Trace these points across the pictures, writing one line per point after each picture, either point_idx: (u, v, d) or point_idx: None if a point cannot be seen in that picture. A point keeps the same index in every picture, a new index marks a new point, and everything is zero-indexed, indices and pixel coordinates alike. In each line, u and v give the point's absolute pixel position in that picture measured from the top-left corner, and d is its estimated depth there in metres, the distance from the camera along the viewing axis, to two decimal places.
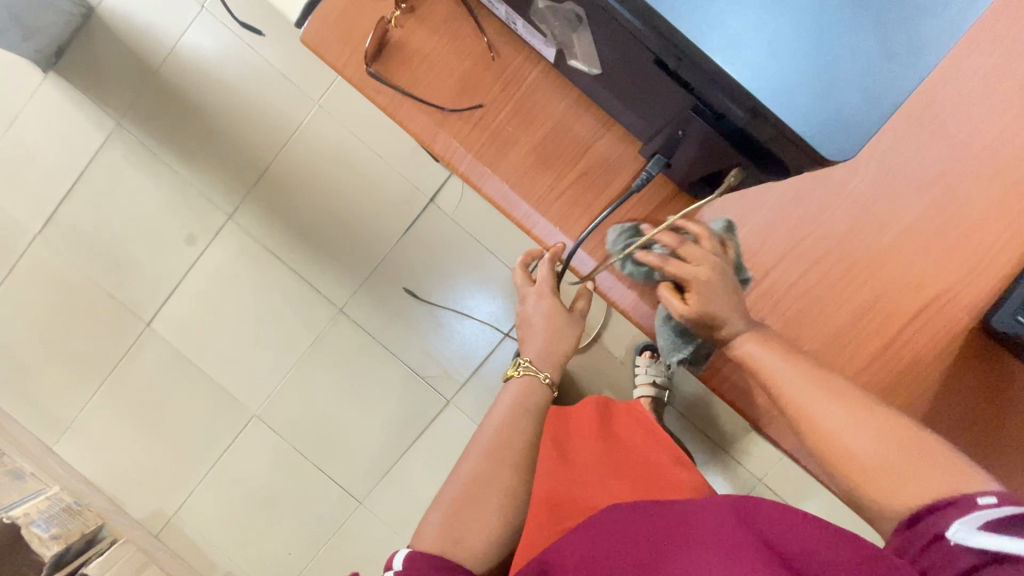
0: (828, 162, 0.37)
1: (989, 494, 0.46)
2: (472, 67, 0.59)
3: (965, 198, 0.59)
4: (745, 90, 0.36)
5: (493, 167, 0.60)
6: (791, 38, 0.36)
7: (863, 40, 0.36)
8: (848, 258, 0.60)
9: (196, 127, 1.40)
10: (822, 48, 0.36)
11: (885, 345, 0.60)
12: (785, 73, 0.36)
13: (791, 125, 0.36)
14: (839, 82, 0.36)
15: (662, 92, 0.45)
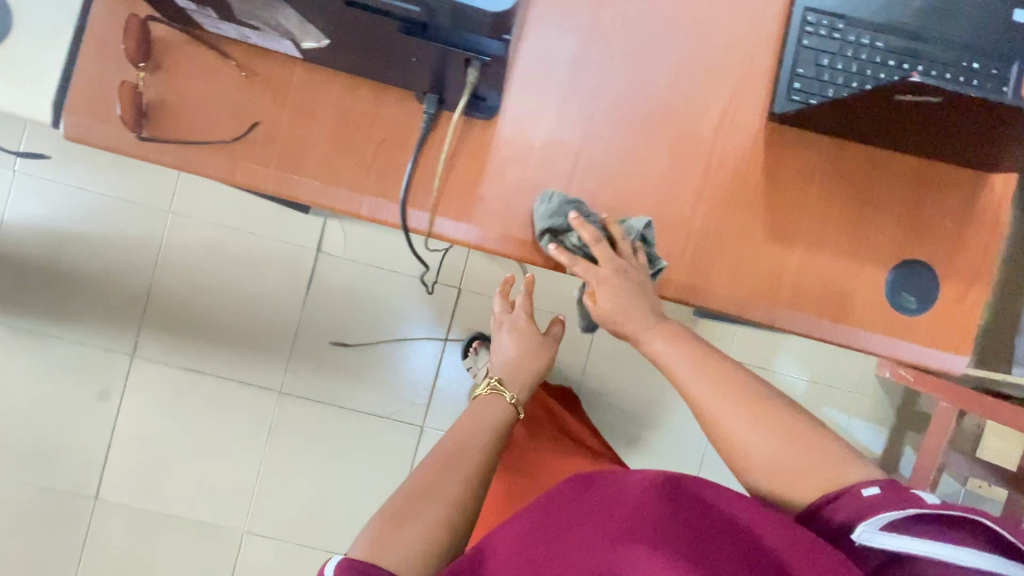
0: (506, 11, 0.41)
1: (874, 486, 0.59)
2: (234, 91, 0.61)
3: (705, 27, 0.66)
4: None
5: (299, 174, 0.62)
6: None
7: None
8: (636, 116, 0.65)
9: (60, 286, 1.34)
10: None
11: (706, 172, 0.65)
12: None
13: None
14: None
15: (371, 28, 0.47)
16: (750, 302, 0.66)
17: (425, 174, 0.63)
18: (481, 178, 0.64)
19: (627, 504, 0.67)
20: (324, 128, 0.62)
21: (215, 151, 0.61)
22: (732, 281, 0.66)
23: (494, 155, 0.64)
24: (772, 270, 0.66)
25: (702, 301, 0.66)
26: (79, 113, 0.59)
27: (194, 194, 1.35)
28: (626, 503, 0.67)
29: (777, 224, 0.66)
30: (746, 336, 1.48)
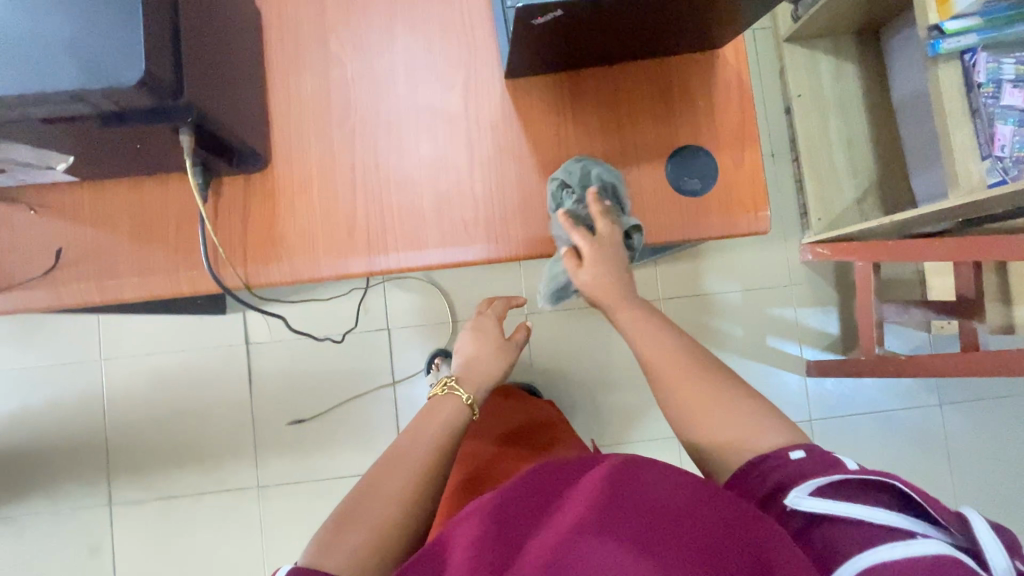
0: (141, 83, 0.46)
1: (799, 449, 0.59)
2: (37, 229, 0.68)
3: (420, 22, 0.73)
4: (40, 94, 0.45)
5: (115, 278, 0.68)
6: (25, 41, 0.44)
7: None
8: (389, 119, 0.71)
9: (24, 464, 1.40)
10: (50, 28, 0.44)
11: (467, 143, 0.72)
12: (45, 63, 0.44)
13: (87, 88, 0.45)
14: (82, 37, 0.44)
15: (73, 135, 0.53)
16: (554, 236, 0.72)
17: (222, 235, 0.69)
18: (273, 220, 0.70)
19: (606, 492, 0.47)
20: (124, 230, 0.69)
21: (36, 284, 0.68)
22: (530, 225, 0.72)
23: (278, 196, 0.70)
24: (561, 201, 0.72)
25: (509, 250, 0.72)
26: None
27: (114, 334, 1.41)
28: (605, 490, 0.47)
29: (551, 160, 0.72)
30: (666, 270, 1.52)
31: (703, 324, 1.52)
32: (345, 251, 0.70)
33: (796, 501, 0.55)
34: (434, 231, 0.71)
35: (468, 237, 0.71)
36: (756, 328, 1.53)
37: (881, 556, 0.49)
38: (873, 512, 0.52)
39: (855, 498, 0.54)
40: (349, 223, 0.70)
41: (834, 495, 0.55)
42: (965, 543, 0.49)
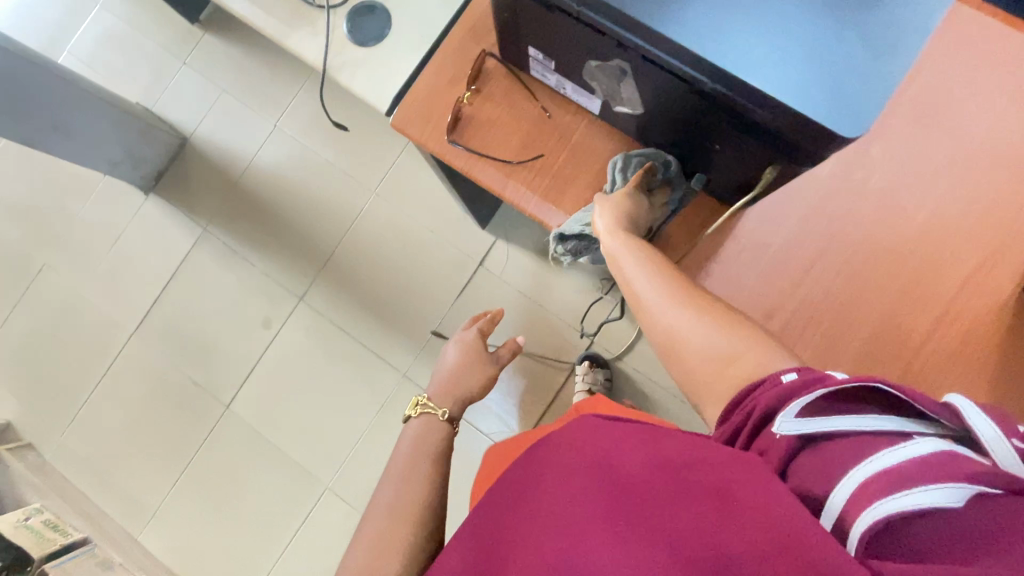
0: (844, 142, 0.46)
1: (790, 371, 0.50)
2: (533, 127, 0.72)
3: (972, 186, 0.66)
4: (768, 94, 0.46)
5: (555, 205, 0.72)
6: (792, 50, 0.45)
7: (852, 40, 0.45)
8: (873, 247, 0.67)
9: (270, 224, 1.59)
10: (815, 56, 0.45)
11: (929, 323, 0.65)
12: (792, 76, 0.45)
13: (807, 116, 0.45)
14: (840, 75, 0.45)
15: (696, 115, 0.55)
16: (715, 334, 0.58)
17: None
18: (712, 253, 0.69)
19: (552, 506, 0.51)
20: (591, 177, 0.71)
21: (497, 165, 0.72)
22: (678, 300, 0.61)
23: (733, 243, 0.69)
24: (739, 317, 0.59)
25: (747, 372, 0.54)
26: (420, 112, 0.74)
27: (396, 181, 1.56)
28: (552, 505, 0.51)
29: (1003, 392, 0.63)
30: None
31: None
32: (751, 325, 0.67)
33: (788, 427, 0.45)
34: (846, 366, 0.66)
35: (671, 296, 0.62)
36: None
37: (876, 466, 0.40)
38: (864, 426, 0.43)
39: (844, 410, 0.45)
40: (772, 306, 0.67)
41: (814, 409, 0.46)
42: (958, 430, 0.40)
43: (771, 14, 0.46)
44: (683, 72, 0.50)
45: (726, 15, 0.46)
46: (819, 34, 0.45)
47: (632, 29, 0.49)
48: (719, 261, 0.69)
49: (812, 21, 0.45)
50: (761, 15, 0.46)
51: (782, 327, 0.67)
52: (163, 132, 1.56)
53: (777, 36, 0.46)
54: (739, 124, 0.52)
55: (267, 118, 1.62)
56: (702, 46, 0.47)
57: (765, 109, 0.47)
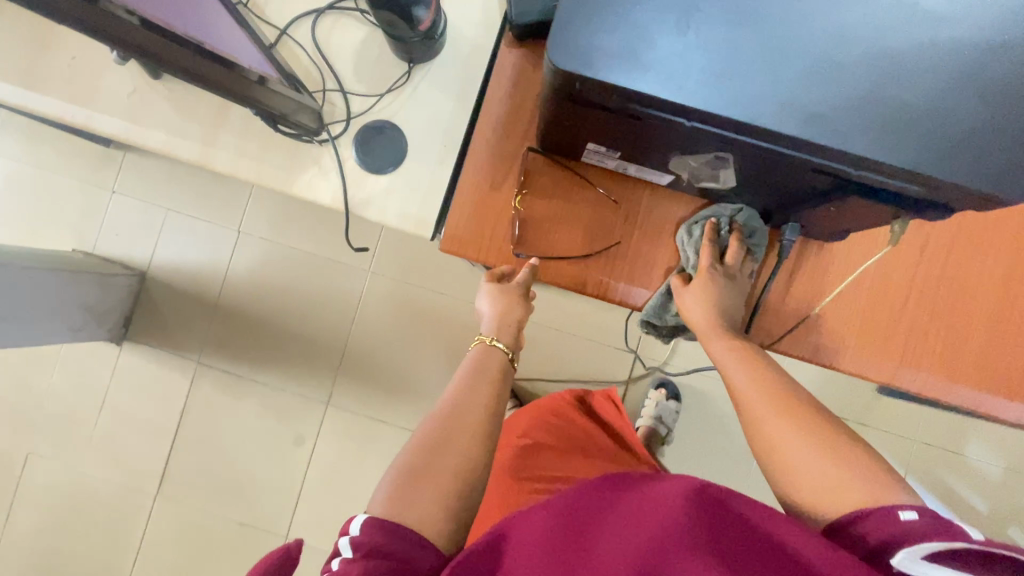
0: (1007, 204, 0.43)
1: (912, 510, 0.47)
2: (596, 211, 0.67)
3: None
4: (925, 175, 0.43)
5: (644, 286, 0.68)
6: (940, 124, 0.42)
7: (996, 99, 0.42)
8: (967, 244, 0.66)
9: (268, 337, 1.47)
10: (965, 125, 0.42)
11: None
12: (948, 152, 0.42)
13: (969, 190, 0.43)
14: (992, 141, 0.42)
15: (811, 186, 0.52)
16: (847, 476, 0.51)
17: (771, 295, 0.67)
18: (813, 291, 0.67)
19: (665, 515, 0.52)
20: (673, 247, 0.67)
21: (574, 263, 0.67)
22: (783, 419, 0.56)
23: (833, 276, 0.67)
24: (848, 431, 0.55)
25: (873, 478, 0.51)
26: (472, 228, 0.68)
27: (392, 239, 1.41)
28: (664, 514, 0.53)
29: None
30: (932, 416, 1.41)
31: (951, 487, 1.40)
32: (872, 353, 0.67)
33: (906, 564, 0.45)
34: (971, 368, 0.66)
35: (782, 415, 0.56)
36: (999, 513, 1.41)
37: None
38: None
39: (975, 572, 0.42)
40: (887, 328, 0.67)
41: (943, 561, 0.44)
42: None
43: (909, 88, 0.42)
44: (824, 160, 0.45)
45: (862, 101, 0.42)
46: (963, 101, 0.42)
47: (773, 132, 0.43)
48: (824, 298, 0.67)
49: (953, 87, 0.42)
50: (899, 92, 0.42)
51: (902, 346, 0.66)
52: (119, 276, 1.40)
53: (921, 112, 0.42)
54: (879, 193, 0.48)
55: (227, 226, 1.47)
56: (845, 140, 0.42)
57: (916, 187, 0.44)
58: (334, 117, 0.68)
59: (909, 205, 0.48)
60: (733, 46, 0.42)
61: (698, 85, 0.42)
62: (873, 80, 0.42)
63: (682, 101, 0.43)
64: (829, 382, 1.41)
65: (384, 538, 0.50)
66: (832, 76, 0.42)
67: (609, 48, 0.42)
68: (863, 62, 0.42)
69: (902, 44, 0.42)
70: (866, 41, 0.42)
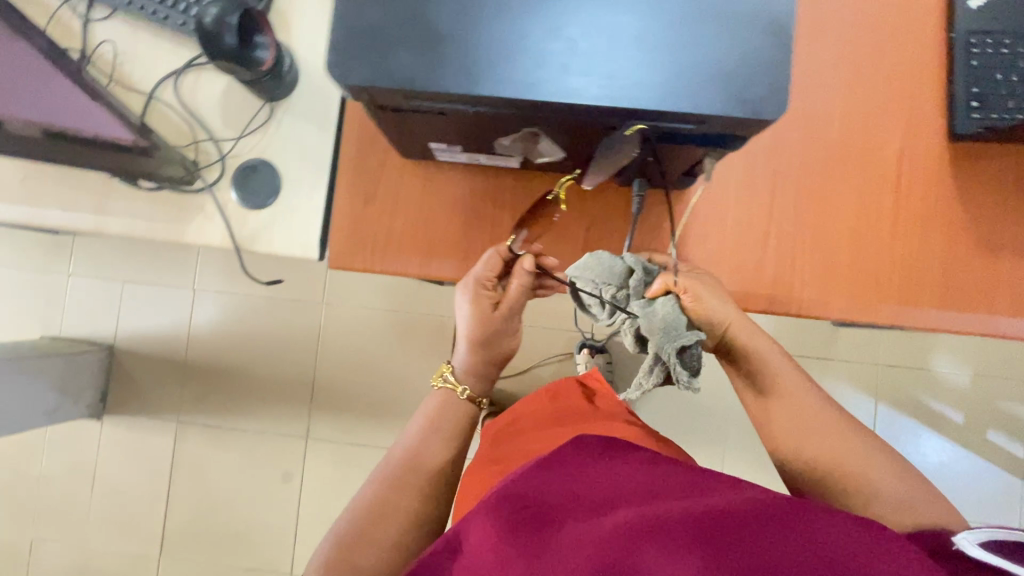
0: (769, 121, 0.46)
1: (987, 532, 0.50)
2: (466, 205, 0.72)
3: (860, 78, 0.70)
4: (680, 109, 0.46)
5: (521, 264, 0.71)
6: (677, 67, 0.46)
7: (721, 33, 0.46)
8: (811, 166, 0.70)
9: (240, 383, 1.52)
10: (703, 61, 0.46)
11: (890, 208, 0.69)
12: (693, 88, 0.46)
13: (724, 115, 0.46)
14: (730, 71, 0.46)
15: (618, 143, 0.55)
16: (846, 452, 0.66)
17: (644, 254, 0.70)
18: (684, 239, 0.70)
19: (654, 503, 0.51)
20: (542, 224, 0.71)
21: (453, 258, 0.72)
22: (800, 408, 0.70)
23: (693, 222, 0.70)
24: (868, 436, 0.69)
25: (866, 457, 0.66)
26: (355, 242, 0.72)
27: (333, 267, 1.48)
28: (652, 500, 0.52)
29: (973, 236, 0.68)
30: (889, 334, 1.43)
31: (921, 400, 1.41)
32: (745, 288, 0.70)
33: (965, 542, 0.50)
34: (840, 280, 0.69)
35: (806, 418, 0.69)
36: (977, 418, 1.41)
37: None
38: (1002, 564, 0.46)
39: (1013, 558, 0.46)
40: (756, 258, 0.70)
41: (992, 549, 0.48)
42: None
43: (641, 40, 0.46)
44: (598, 117, 0.49)
45: (600, 59, 0.46)
46: (691, 42, 0.46)
47: (530, 99, 0.47)
48: (690, 244, 0.70)
49: (680, 32, 0.46)
50: (633, 45, 0.46)
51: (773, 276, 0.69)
52: (85, 355, 1.44)
53: (659, 59, 0.46)
54: (697, 137, 0.51)
55: (181, 285, 1.53)
56: (597, 96, 0.46)
57: (687, 122, 0.48)
58: (207, 161, 0.73)
59: (699, 139, 0.51)
60: (510, 36, 0.47)
61: (454, 74, 0.47)
62: (606, 39, 0.46)
63: (445, 90, 0.47)
64: (781, 323, 1.43)
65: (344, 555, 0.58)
66: (572, 42, 0.47)
67: (367, 57, 0.47)
68: (592, 25, 0.47)
69: (626, 6, 0.47)
70: (591, 10, 0.47)
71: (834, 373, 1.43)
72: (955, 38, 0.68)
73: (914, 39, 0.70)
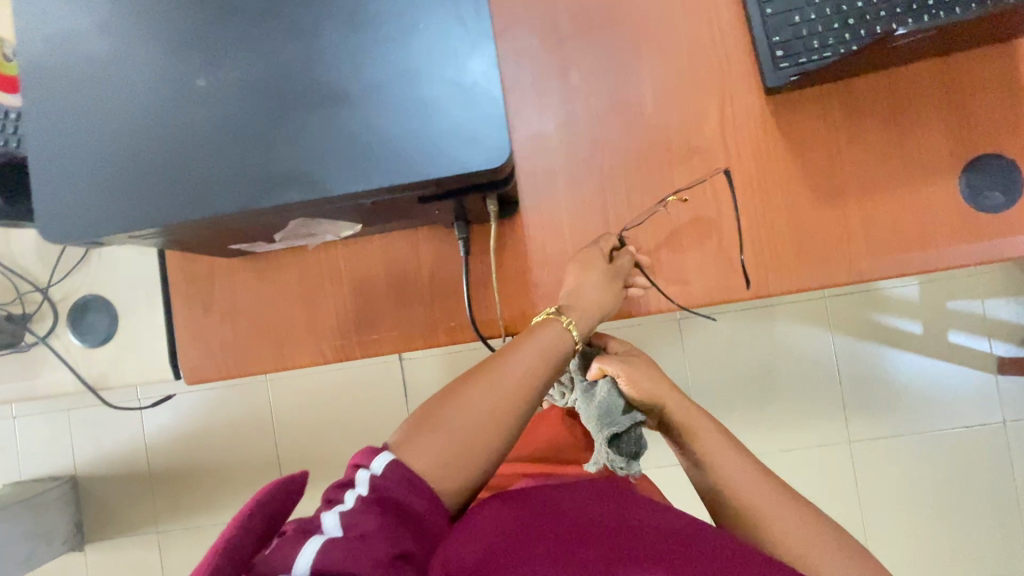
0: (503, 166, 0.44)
1: None
2: (303, 287, 0.69)
3: (660, 56, 0.67)
4: (406, 179, 0.43)
5: (373, 331, 0.69)
6: (390, 138, 0.43)
7: (425, 90, 0.43)
8: (635, 158, 0.67)
9: (208, 479, 1.50)
10: (414, 125, 0.43)
11: (725, 180, 0.66)
12: (412, 155, 0.43)
13: (453, 172, 0.43)
14: (445, 128, 0.43)
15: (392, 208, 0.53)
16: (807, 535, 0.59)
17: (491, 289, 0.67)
18: (529, 263, 0.67)
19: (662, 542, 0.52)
20: (383, 286, 0.69)
21: (304, 343, 0.69)
22: (762, 486, 0.63)
23: (531, 245, 0.67)
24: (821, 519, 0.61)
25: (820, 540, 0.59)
26: (204, 352, 0.69)
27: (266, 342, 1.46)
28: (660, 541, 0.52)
29: (814, 187, 0.65)
30: None
31: (876, 322, 1.38)
32: None
33: None
34: (693, 267, 0.66)
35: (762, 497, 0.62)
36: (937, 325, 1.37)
37: None
38: None
39: None
40: None
41: None
42: None
43: (345, 120, 0.43)
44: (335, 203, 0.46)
45: (308, 150, 0.43)
46: (396, 109, 0.43)
47: (249, 209, 0.44)
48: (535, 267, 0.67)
49: (380, 100, 0.43)
50: (338, 127, 0.43)
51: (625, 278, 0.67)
52: (46, 493, 1.43)
53: (368, 134, 0.43)
54: (468, 186, 0.49)
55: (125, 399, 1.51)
56: (317, 188, 0.43)
57: (424, 186, 0.45)
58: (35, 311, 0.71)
59: (458, 191, 0.49)
60: (214, 145, 0.44)
61: (159, 203, 0.44)
62: (310, 127, 0.43)
63: (158, 221, 0.44)
64: None
65: (400, 488, 0.48)
66: (274, 140, 0.44)
67: (67, 211, 0.44)
68: (290, 116, 0.43)
69: (319, 87, 0.43)
70: (285, 100, 0.44)
71: (783, 318, 1.39)
72: None
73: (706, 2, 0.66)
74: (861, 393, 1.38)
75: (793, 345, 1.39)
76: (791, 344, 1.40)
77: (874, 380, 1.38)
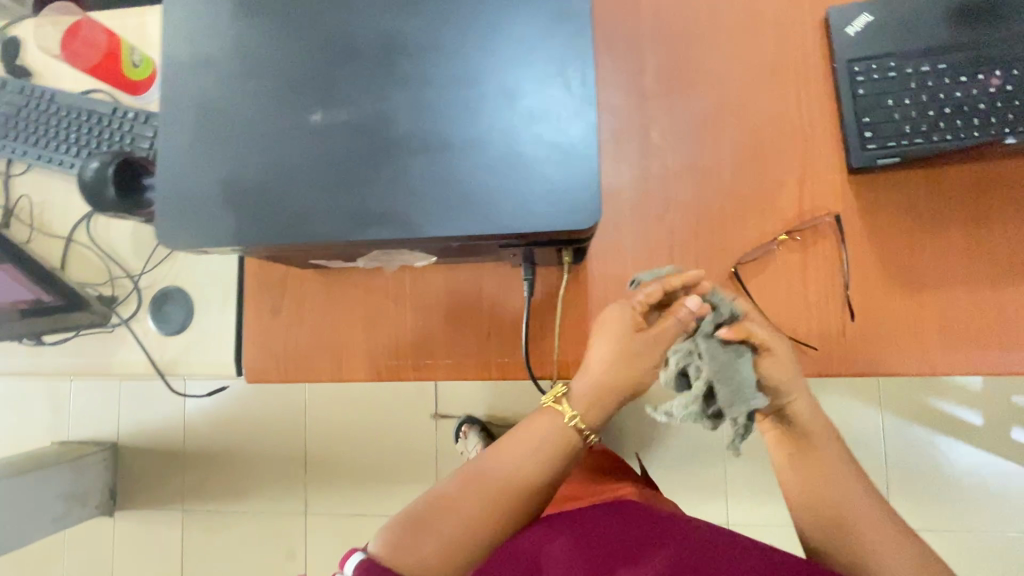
0: (587, 228, 0.45)
1: None
2: (368, 304, 0.72)
3: (744, 124, 0.68)
4: (492, 230, 0.45)
5: (429, 356, 0.70)
6: (480, 190, 0.45)
7: (519, 149, 0.45)
8: (708, 220, 0.67)
9: (237, 466, 1.55)
10: (505, 181, 0.45)
11: (799, 253, 0.65)
12: (500, 209, 0.45)
13: (537, 229, 0.45)
14: (534, 187, 0.45)
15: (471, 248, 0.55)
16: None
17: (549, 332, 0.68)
18: (589, 311, 0.68)
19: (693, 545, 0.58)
20: (445, 313, 0.71)
21: (361, 359, 0.71)
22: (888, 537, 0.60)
23: (594, 294, 0.68)
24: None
25: None
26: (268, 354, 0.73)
27: None
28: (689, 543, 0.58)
29: (890, 270, 0.64)
30: None
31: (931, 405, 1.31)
32: None
33: None
34: None
35: None
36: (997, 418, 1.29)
37: None
38: None
39: None
40: None
41: None
42: None
43: (440, 169, 0.46)
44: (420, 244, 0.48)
45: (403, 193, 0.46)
46: (489, 164, 0.45)
47: (341, 241, 0.47)
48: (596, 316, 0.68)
49: (476, 154, 0.46)
50: (432, 175, 0.46)
51: None
52: (90, 456, 1.51)
53: (461, 185, 0.46)
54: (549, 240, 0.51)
55: None
56: (406, 229, 0.46)
57: (507, 238, 0.47)
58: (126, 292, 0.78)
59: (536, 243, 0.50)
60: (315, 180, 0.47)
61: (261, 226, 0.47)
62: (406, 172, 0.46)
63: (256, 241, 0.47)
64: None
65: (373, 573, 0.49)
66: (372, 180, 0.47)
67: (179, 224, 0.48)
68: (389, 160, 0.46)
69: (420, 136, 0.46)
70: (387, 145, 0.47)
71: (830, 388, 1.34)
72: (837, 70, 0.65)
73: (796, 77, 0.67)
74: (908, 479, 1.31)
75: (838, 417, 1.34)
76: (836, 416, 1.34)
77: (924, 466, 1.31)
